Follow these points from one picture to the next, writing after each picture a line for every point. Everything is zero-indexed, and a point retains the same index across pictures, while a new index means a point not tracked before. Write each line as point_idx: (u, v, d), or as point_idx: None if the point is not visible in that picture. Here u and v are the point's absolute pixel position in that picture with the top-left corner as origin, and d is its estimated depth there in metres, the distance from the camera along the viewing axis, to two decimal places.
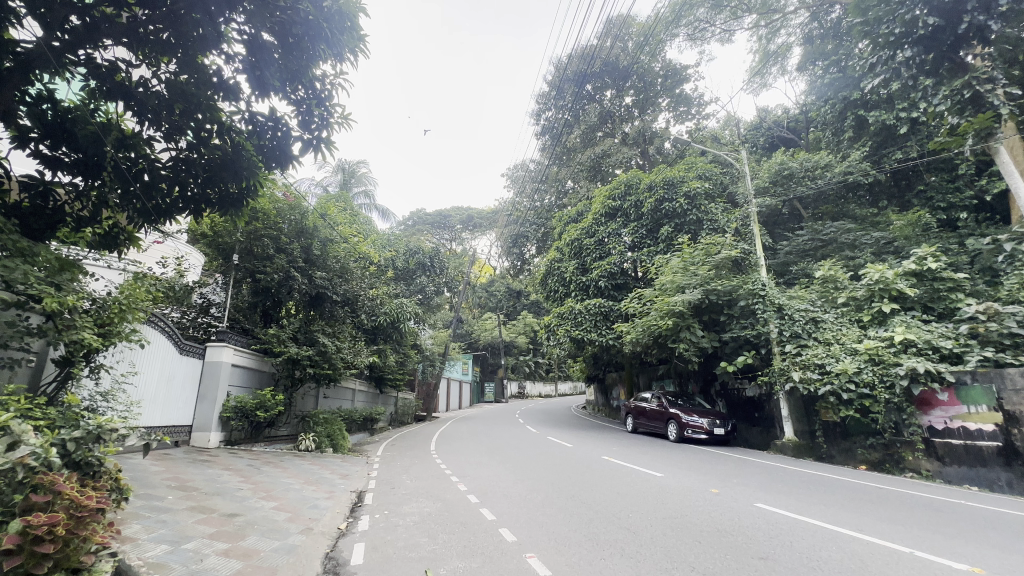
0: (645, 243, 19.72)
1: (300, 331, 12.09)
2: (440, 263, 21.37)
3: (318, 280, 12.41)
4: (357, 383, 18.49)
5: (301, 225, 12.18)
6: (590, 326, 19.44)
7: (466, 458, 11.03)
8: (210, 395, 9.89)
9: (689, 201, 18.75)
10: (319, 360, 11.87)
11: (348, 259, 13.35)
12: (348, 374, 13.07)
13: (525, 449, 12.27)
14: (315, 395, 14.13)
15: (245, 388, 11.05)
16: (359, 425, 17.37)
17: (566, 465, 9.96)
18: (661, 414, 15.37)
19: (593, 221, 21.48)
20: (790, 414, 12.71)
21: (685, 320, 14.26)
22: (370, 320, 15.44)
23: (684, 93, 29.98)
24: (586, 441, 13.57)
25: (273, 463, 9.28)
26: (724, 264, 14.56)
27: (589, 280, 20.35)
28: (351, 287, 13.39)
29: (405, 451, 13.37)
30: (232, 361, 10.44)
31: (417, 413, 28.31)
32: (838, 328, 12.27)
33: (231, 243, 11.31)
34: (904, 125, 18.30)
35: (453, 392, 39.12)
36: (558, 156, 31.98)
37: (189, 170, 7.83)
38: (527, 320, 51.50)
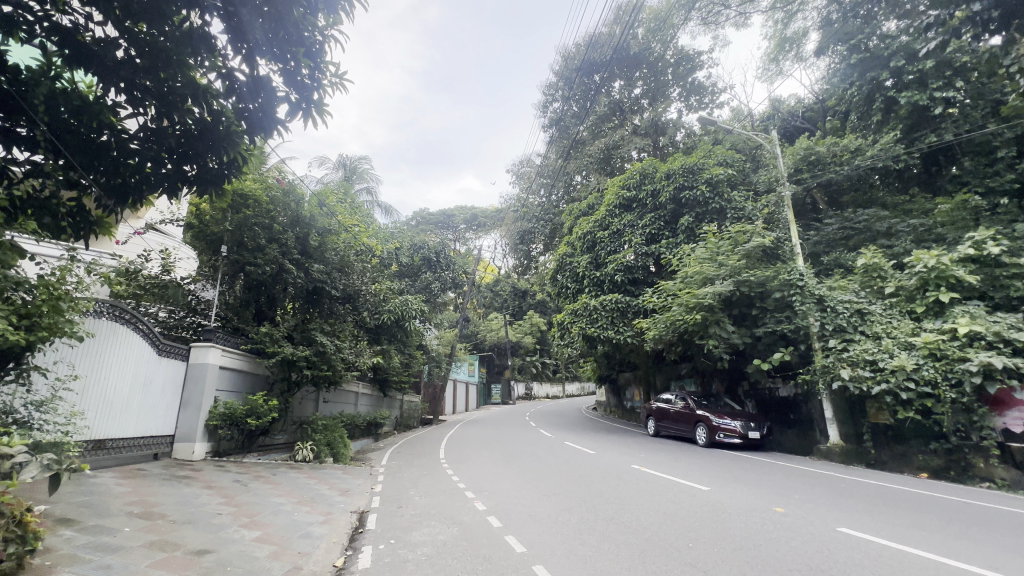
0: (663, 234, 18.60)
1: (295, 330, 11.04)
2: (446, 259, 20.30)
3: (315, 273, 11.36)
4: (360, 386, 17.45)
5: (297, 214, 11.15)
6: (606, 324, 18.33)
7: (479, 469, 9.92)
8: (194, 401, 8.87)
9: (710, 189, 17.63)
10: (317, 361, 10.81)
11: (348, 251, 12.31)
12: (349, 377, 12.03)
13: (543, 457, 11.16)
14: (314, 399, 13.09)
15: (236, 392, 10.01)
16: (362, 431, 16.29)
17: (593, 476, 8.84)
18: (687, 417, 14.23)
19: (606, 213, 20.40)
20: (834, 416, 11.57)
21: (714, 314, 13.09)
22: (373, 318, 14.40)
23: (697, 82, 28.77)
24: (609, 448, 12.44)
25: (264, 477, 8.21)
26: (755, 253, 13.43)
27: (604, 275, 19.22)
28: (351, 281, 12.36)
29: (412, 460, 12.29)
30: (220, 363, 9.40)
31: (423, 416, 27.24)
32: (888, 320, 11.10)
33: (218, 233, 10.28)
34: (938, 106, 17.20)
35: (460, 394, 38.06)
36: (565, 149, 30.88)
37: (162, 142, 6.75)
38: (534, 320, 50.34)
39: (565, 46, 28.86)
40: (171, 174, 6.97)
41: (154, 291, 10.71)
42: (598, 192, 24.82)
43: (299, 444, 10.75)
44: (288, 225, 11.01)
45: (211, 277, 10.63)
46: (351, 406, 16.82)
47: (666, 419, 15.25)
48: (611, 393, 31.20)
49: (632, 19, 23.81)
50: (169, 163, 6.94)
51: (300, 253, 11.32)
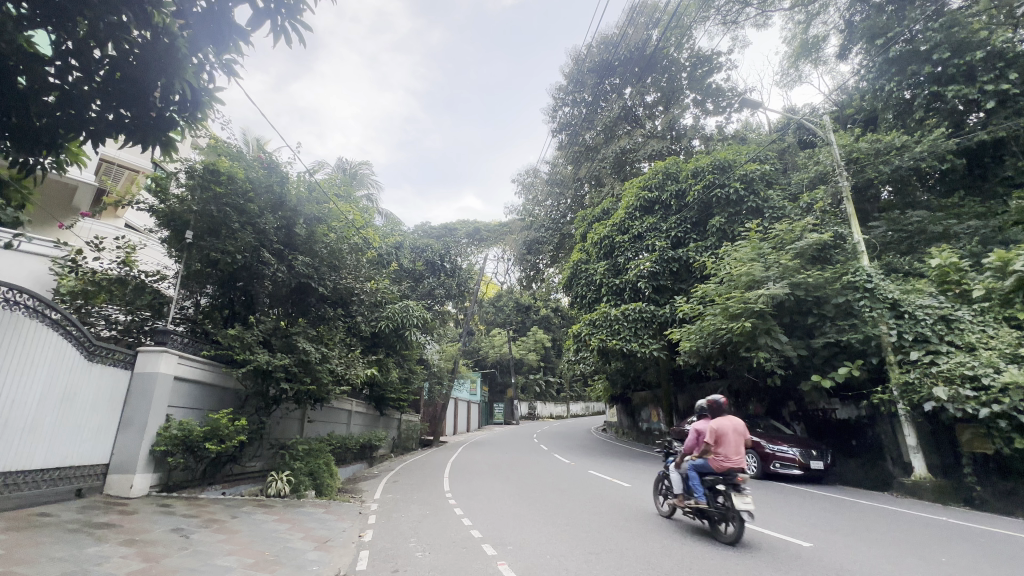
0: (691, 237, 16.89)
1: (274, 335, 9.22)
2: (451, 265, 18.56)
3: (300, 268, 9.61)
4: (352, 403, 15.54)
5: (280, 198, 9.47)
6: (629, 335, 16.53)
7: (495, 509, 8.09)
8: (137, 421, 7.03)
9: (743, 188, 16.02)
10: (297, 372, 8.92)
11: (341, 244, 10.59)
12: (338, 392, 10.15)
13: (569, 492, 9.34)
14: (297, 418, 11.22)
15: (195, 411, 8.13)
16: (354, 454, 14.32)
17: (641, 523, 7.02)
18: None
19: (625, 216, 18.76)
20: (916, 443, 9.68)
21: (765, 321, 11.24)
22: (368, 325, 12.56)
23: (713, 86, 27.47)
24: (642, 478, 10.61)
25: (221, 523, 6.30)
26: (809, 253, 11.67)
27: (625, 282, 17.49)
28: (343, 279, 10.63)
29: (414, 491, 10.42)
30: (174, 374, 7.58)
31: (422, 438, 25.09)
32: (982, 329, 9.28)
33: (182, 215, 8.52)
34: (991, 99, 15.47)
35: (460, 414, 35.77)
36: (576, 156, 29.45)
37: (90, 73, 5.05)
38: (538, 336, 48.57)
39: (576, 49, 27.76)
40: (99, 118, 5.27)
41: (109, 291, 9.03)
42: (613, 198, 23.27)
43: (272, 475, 8.75)
44: (268, 208, 9.26)
45: (171, 270, 8.83)
46: (343, 426, 14.90)
47: None
48: (625, 414, 29.13)
49: (650, 17, 22.60)
50: (100, 104, 5.26)
51: (280, 243, 9.55)
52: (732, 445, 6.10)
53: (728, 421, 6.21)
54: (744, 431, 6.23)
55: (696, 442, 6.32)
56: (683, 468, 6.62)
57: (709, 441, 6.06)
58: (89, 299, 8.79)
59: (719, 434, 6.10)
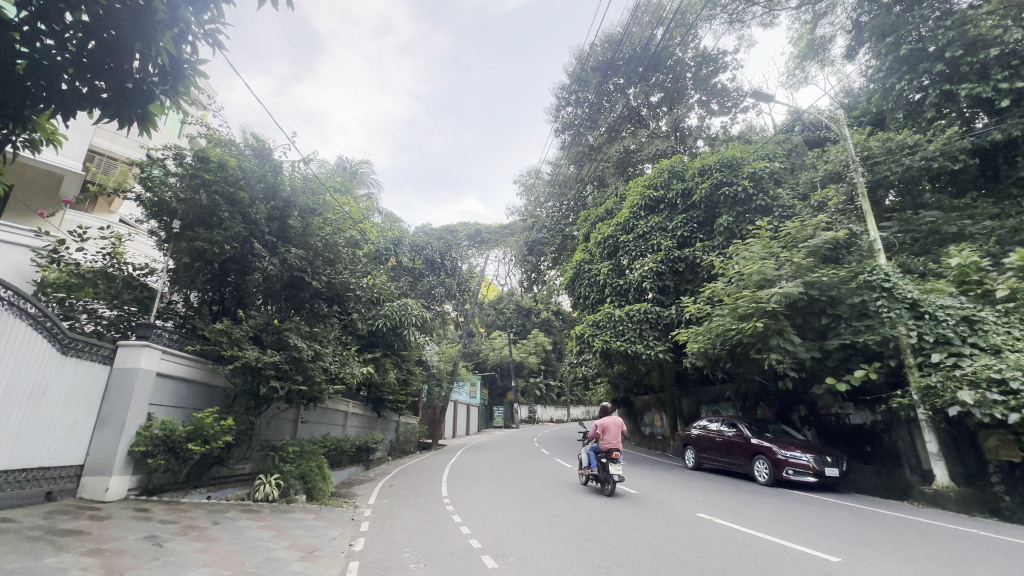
0: (697, 237, 16.47)
1: (265, 330, 8.79)
2: (451, 263, 18.13)
3: (294, 262, 9.19)
4: (348, 405, 15.08)
5: (273, 189, 9.07)
6: (634, 337, 16.10)
7: (495, 516, 7.64)
8: (114, 419, 6.61)
9: (752, 186, 15.61)
10: (289, 369, 8.48)
11: (337, 238, 10.18)
12: (331, 392, 9.71)
13: (573, 498, 8.89)
14: (290, 418, 10.77)
15: (180, 409, 7.70)
16: (349, 457, 13.86)
17: (651, 534, 6.56)
18: (739, 447, 11.83)
19: (629, 216, 18.36)
20: (937, 450, 9.22)
21: (777, 322, 10.79)
22: (365, 322, 12.14)
23: (719, 86, 27.09)
24: (648, 484, 10.16)
25: (200, 529, 5.86)
26: (823, 252, 11.24)
27: (629, 282, 17.07)
28: (339, 274, 10.20)
29: (411, 496, 9.97)
30: (157, 370, 7.17)
31: (421, 441, 24.63)
32: (1007, 330, 8.83)
33: (169, 204, 8.12)
34: (1005, 98, 14.55)
35: (460, 417, 35.28)
36: (579, 156, 29.09)
37: (64, 43, 4.72)
38: (539, 339, 48.19)
39: (580, 48, 27.45)
40: (70, 91, 4.88)
41: (95, 283, 8.62)
42: (617, 198, 22.88)
43: (260, 479, 8.31)
44: (259, 198, 8.84)
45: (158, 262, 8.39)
46: (339, 428, 14.49)
47: (711, 449, 12.83)
48: (627, 418, 28.66)
49: (655, 15, 22.27)
50: (72, 75, 4.89)
51: (271, 235, 9.13)
52: (614, 434, 9.40)
53: (613, 419, 9.45)
54: (623, 426, 9.47)
55: (593, 432, 9.54)
56: (586, 449, 9.86)
57: (598, 431, 9.37)
58: (73, 292, 8.36)
59: (605, 427, 9.40)
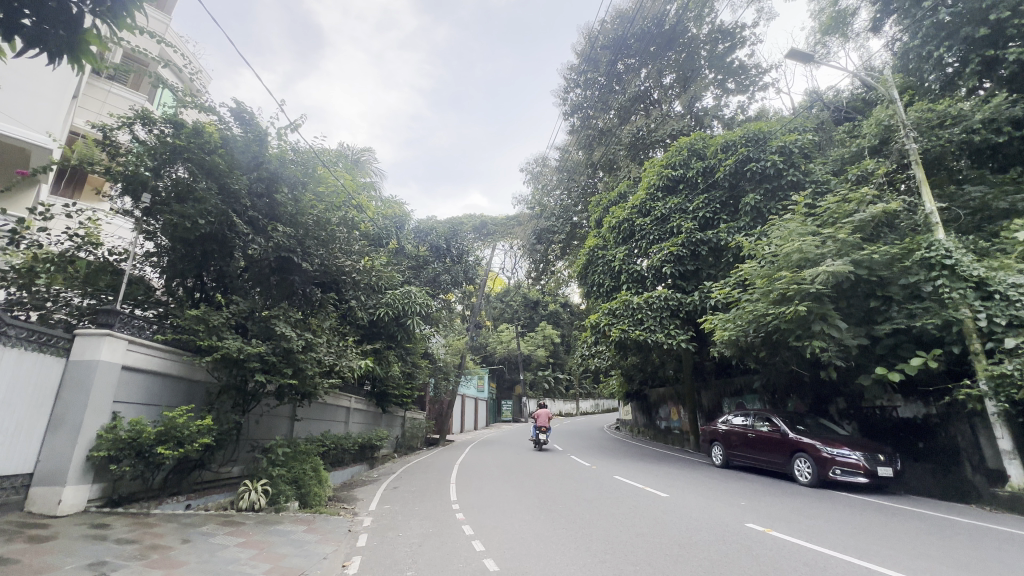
0: (720, 218, 15.33)
1: (251, 317, 7.85)
2: (457, 250, 17.09)
3: (282, 242, 8.20)
4: (350, 400, 14.20)
5: (257, 159, 8.03)
6: (654, 325, 15.05)
7: (513, 529, 6.65)
8: (70, 421, 5.70)
9: (782, 161, 14.41)
10: (277, 361, 7.53)
11: (330, 216, 9.18)
12: (327, 387, 8.76)
13: (599, 504, 7.89)
14: (283, 416, 9.87)
15: (150, 407, 6.77)
16: (351, 455, 12.99)
17: (699, 551, 5.55)
18: (775, 443, 10.79)
19: (646, 198, 17.24)
20: (1009, 447, 8.13)
21: (821, 305, 9.71)
22: (363, 311, 11.16)
23: (735, 63, 25.64)
24: (679, 486, 9.14)
25: (163, 551, 4.93)
26: (870, 227, 10.09)
27: (648, 267, 16.01)
28: (333, 257, 9.21)
29: (415, 499, 9.04)
30: (120, 363, 6.23)
31: (428, 437, 23.77)
32: None
33: (139, 174, 7.17)
34: None
35: (467, 412, 34.39)
36: (588, 140, 27.81)
37: None
38: (547, 332, 47.21)
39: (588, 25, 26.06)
40: None
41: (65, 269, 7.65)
42: (630, 181, 21.67)
43: (245, 485, 7.34)
44: (244, 170, 7.86)
45: (125, 241, 7.43)
46: (340, 425, 13.63)
47: (742, 446, 11.81)
48: (641, 412, 27.59)
49: None
50: None
51: (255, 211, 8.15)
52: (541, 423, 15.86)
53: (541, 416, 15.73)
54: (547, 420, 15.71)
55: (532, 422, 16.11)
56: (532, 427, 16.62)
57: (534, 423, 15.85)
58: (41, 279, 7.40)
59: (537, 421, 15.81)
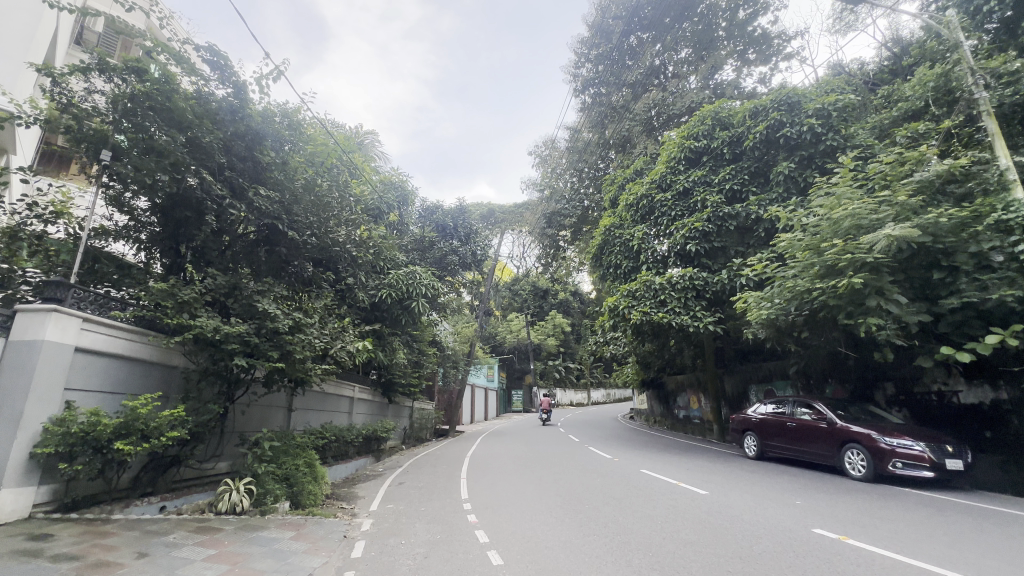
0: (749, 190, 14.12)
1: (231, 293, 6.90)
2: (465, 230, 16.03)
3: (267, 210, 7.23)
4: (354, 390, 13.36)
5: (236, 113, 6.97)
6: (677, 307, 14.00)
7: (536, 537, 5.65)
8: (8, 411, 4.82)
9: (820, 125, 13.09)
10: (261, 343, 6.58)
11: (323, 182, 8.18)
12: (322, 372, 7.85)
13: (632, 505, 6.86)
14: (276, 405, 9.01)
15: (113, 396, 5.85)
16: (355, 447, 12.16)
17: (768, 564, 4.52)
18: (819, 433, 9.70)
19: (666, 171, 16.03)
20: None
21: (879, 277, 8.57)
22: (364, 292, 10.20)
23: (758, 31, 23.78)
24: (718, 482, 8.11)
25: (106, 570, 4.01)
26: (932, 187, 8.90)
27: (670, 244, 14.89)
28: (327, 228, 8.26)
29: (423, 496, 8.11)
30: (74, 345, 5.32)
31: (438, 427, 22.99)
32: None
33: (100, 129, 6.22)
34: None
35: (477, 402, 33.57)
36: (600, 118, 26.40)
37: None
38: (557, 321, 46.19)
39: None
40: None
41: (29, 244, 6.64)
42: (647, 157, 20.38)
43: (225, 485, 6.40)
44: (222, 124, 6.87)
45: (86, 207, 6.47)
46: (344, 416, 12.79)
47: (779, 436, 10.75)
48: (658, 401, 26.52)
49: None
50: None
51: (234, 173, 7.13)
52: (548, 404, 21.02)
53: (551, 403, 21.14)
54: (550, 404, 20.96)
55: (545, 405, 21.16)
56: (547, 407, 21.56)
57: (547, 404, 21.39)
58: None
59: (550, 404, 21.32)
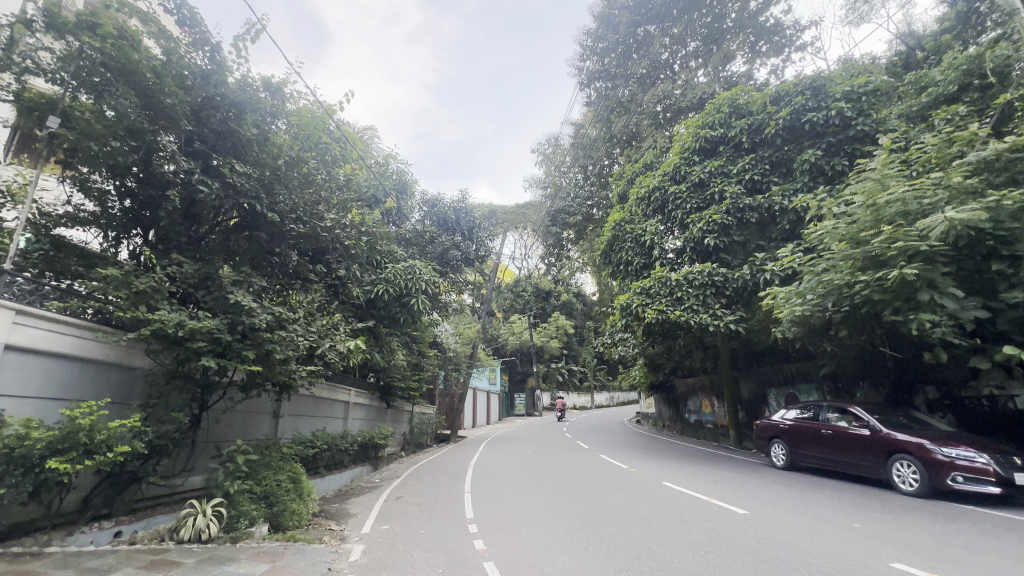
0: (771, 180, 13.23)
1: (200, 283, 6.00)
2: (467, 225, 15.12)
3: (246, 190, 6.36)
4: (349, 394, 12.47)
5: (211, 80, 6.11)
6: (695, 305, 13.11)
7: (560, 573, 4.73)
8: None
9: (849, 110, 12.20)
10: (233, 341, 5.67)
11: (311, 163, 7.30)
12: (308, 375, 6.96)
13: (664, 529, 5.95)
14: (259, 412, 8.11)
15: (56, 403, 4.97)
16: (349, 456, 11.24)
17: None
18: (860, 442, 8.77)
19: (681, 162, 15.12)
20: None
21: (933, 268, 7.66)
22: (358, 288, 9.35)
23: (771, 21, 22.77)
24: (755, 499, 7.20)
25: None
26: (988, 169, 8.00)
27: (685, 238, 13.99)
28: (313, 214, 7.38)
29: (422, 515, 7.20)
30: (4, 342, 4.44)
31: (438, 433, 22.01)
32: None
33: (48, 91, 5.35)
34: None
35: (479, 406, 32.57)
36: (606, 113, 25.45)
37: None
38: (560, 323, 45.38)
39: None
40: None
41: None
42: (657, 150, 19.49)
43: (190, 508, 5.47)
44: (190, 88, 5.98)
45: (33, 184, 5.57)
46: (338, 422, 11.91)
47: (812, 444, 9.83)
48: (666, 404, 25.62)
49: None
50: None
51: (205, 145, 6.21)
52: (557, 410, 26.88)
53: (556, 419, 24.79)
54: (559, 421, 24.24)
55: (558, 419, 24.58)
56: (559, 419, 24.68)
57: None
58: None
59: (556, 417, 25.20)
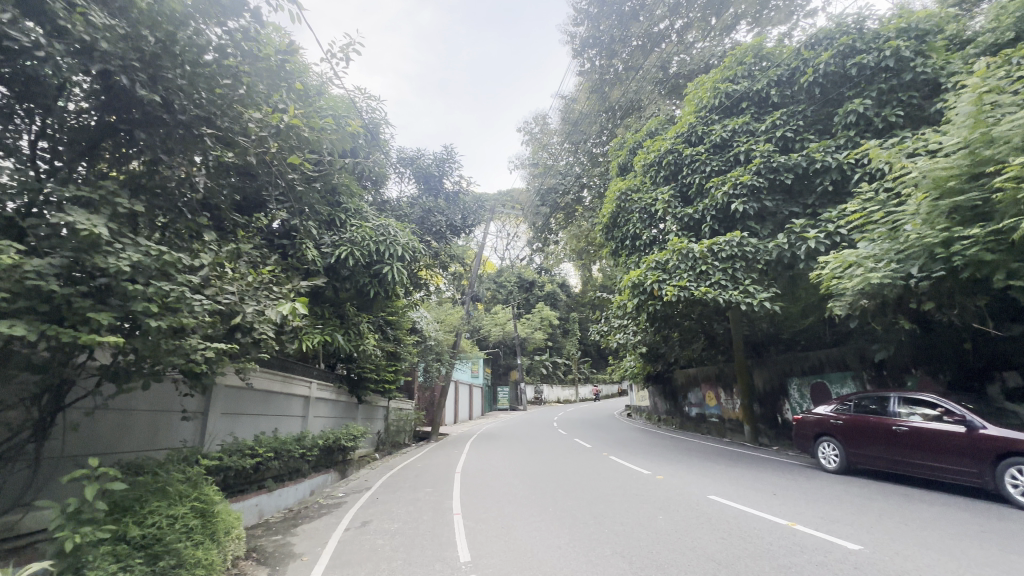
0: (807, 137, 11.38)
1: (26, 203, 3.72)
2: (450, 190, 12.86)
3: (118, 67, 4.06)
4: (309, 387, 10.18)
5: None
6: (722, 281, 11.29)
7: None
8: None
9: (901, 54, 10.43)
10: (76, 296, 3.42)
11: (235, 51, 5.05)
12: (228, 356, 4.75)
13: None
14: (163, 410, 5.82)
15: None
16: (308, 462, 9.03)
17: None
18: (951, 442, 6.97)
19: (697, 120, 13.16)
20: None
21: None
22: (313, 247, 7.10)
23: None
24: (855, 525, 5.27)
25: None
26: None
27: (707, 206, 12.13)
28: (239, 130, 5.15)
29: (395, 557, 5.05)
30: None
31: (418, 430, 19.72)
32: None
33: None
34: None
35: (460, 401, 30.20)
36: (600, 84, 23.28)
37: None
38: (545, 314, 43.31)
39: None
40: None
41: None
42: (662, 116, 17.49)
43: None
44: None
45: None
46: (295, 422, 9.65)
47: (879, 444, 8.04)
48: (663, 397, 23.94)
49: None
50: None
51: None
52: None
53: None
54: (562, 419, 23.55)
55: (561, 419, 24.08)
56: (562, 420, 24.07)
57: None
58: None
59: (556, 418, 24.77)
